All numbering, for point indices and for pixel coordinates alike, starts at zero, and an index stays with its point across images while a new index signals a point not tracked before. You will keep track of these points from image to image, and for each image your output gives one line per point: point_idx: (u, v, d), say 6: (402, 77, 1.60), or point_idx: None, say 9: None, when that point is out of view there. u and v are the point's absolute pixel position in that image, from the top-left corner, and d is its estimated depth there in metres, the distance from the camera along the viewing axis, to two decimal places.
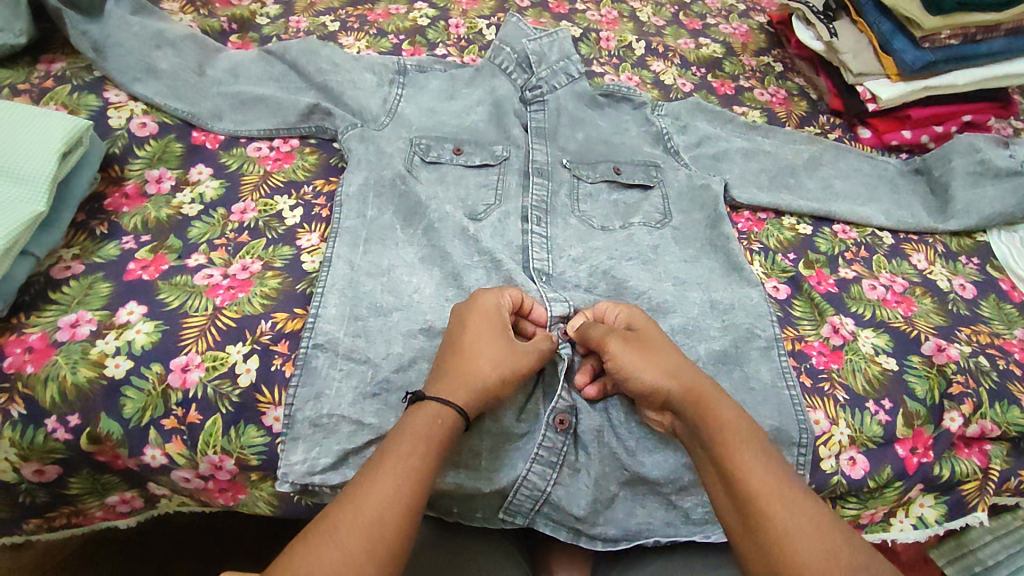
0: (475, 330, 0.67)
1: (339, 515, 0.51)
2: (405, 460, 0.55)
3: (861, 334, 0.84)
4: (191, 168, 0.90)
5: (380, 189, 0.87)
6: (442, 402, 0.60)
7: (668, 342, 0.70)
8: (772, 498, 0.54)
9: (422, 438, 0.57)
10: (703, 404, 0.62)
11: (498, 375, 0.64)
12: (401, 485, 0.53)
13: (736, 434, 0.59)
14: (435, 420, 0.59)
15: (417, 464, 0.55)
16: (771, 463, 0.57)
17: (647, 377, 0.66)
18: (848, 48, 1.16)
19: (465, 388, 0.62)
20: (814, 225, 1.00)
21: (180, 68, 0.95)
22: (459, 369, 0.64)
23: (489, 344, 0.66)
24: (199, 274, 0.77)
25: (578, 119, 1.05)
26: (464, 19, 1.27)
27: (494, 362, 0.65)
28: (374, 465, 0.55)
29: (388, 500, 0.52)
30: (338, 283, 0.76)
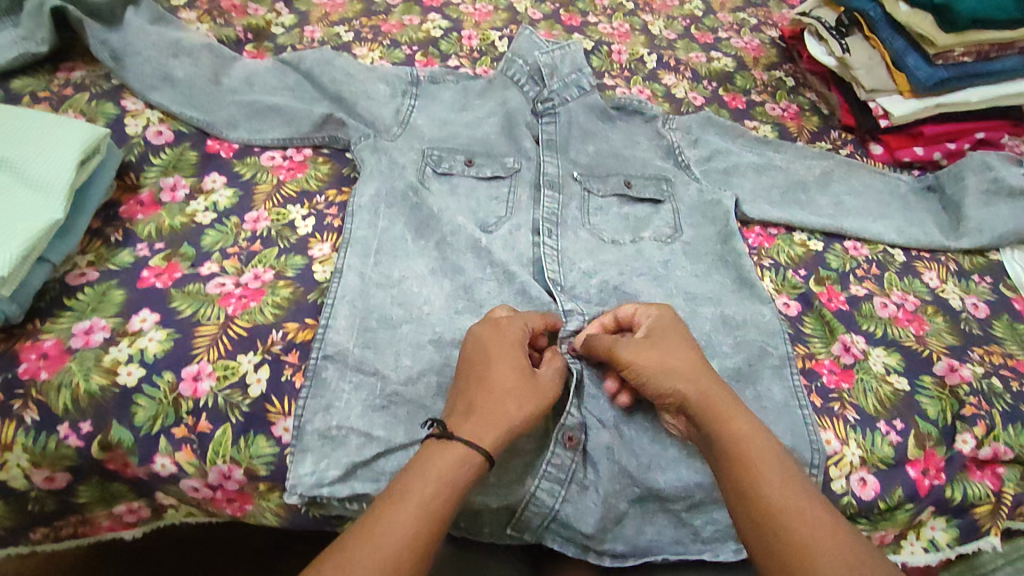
0: (503, 366, 0.66)
1: (358, 547, 0.51)
2: (423, 494, 0.55)
3: (872, 352, 0.83)
4: (205, 176, 0.90)
5: (391, 200, 0.87)
6: (472, 443, 0.60)
7: (686, 342, 0.71)
8: (795, 510, 0.55)
9: (445, 477, 0.57)
10: (720, 413, 0.63)
11: (523, 416, 0.64)
12: (420, 521, 0.54)
13: (754, 443, 0.60)
14: (462, 460, 0.59)
15: (436, 500, 0.55)
16: (790, 476, 0.58)
17: (665, 382, 0.67)
18: (861, 63, 1.16)
19: (496, 428, 0.62)
20: (825, 241, 0.99)
21: (196, 77, 0.96)
22: (488, 408, 0.63)
23: (515, 382, 0.65)
24: (211, 283, 0.77)
25: (589, 131, 1.05)
26: (476, 31, 1.27)
27: (520, 402, 0.64)
28: (391, 497, 0.55)
29: (406, 536, 0.53)
30: (349, 294, 0.77)
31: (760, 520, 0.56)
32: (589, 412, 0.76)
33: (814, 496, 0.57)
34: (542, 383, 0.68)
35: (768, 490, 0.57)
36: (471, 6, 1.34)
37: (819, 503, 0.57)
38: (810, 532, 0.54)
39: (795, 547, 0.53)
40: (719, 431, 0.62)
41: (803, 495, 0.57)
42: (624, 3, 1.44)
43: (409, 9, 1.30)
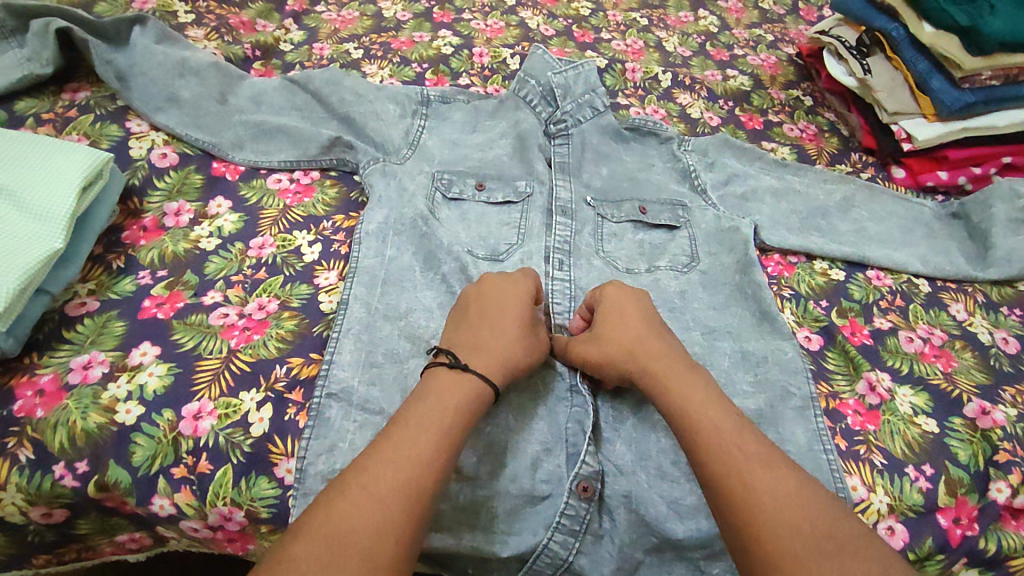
0: (514, 312, 0.71)
1: (373, 469, 0.53)
2: (437, 421, 0.58)
3: (898, 391, 0.80)
4: (211, 200, 0.88)
5: (399, 228, 0.85)
6: (485, 375, 0.64)
7: (639, 316, 0.74)
8: (737, 466, 0.56)
9: (456, 403, 0.60)
10: (665, 381, 0.66)
11: (527, 361, 0.69)
12: (433, 445, 0.56)
13: (698, 408, 0.62)
14: (476, 390, 0.62)
15: (447, 424, 0.58)
16: (737, 434, 0.59)
17: (611, 355, 0.71)
18: (882, 85, 1.13)
19: (504, 369, 0.66)
20: (847, 271, 0.96)
21: (202, 97, 0.95)
22: (498, 348, 0.67)
23: (523, 330, 0.70)
24: (214, 313, 0.75)
25: (602, 154, 1.03)
26: (488, 48, 1.25)
27: (525, 348, 0.70)
28: (403, 423, 0.58)
29: (420, 458, 0.55)
30: (355, 327, 0.74)
31: (710, 481, 0.57)
32: (605, 457, 0.73)
33: (768, 453, 0.57)
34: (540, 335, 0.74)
35: (714, 448, 0.58)
36: (482, 22, 1.32)
37: (766, 459, 0.56)
38: (757, 490, 0.54)
39: (740, 507, 0.53)
40: (665, 400, 0.64)
41: (751, 451, 0.57)
42: (637, 20, 1.41)
43: (419, 25, 1.28)
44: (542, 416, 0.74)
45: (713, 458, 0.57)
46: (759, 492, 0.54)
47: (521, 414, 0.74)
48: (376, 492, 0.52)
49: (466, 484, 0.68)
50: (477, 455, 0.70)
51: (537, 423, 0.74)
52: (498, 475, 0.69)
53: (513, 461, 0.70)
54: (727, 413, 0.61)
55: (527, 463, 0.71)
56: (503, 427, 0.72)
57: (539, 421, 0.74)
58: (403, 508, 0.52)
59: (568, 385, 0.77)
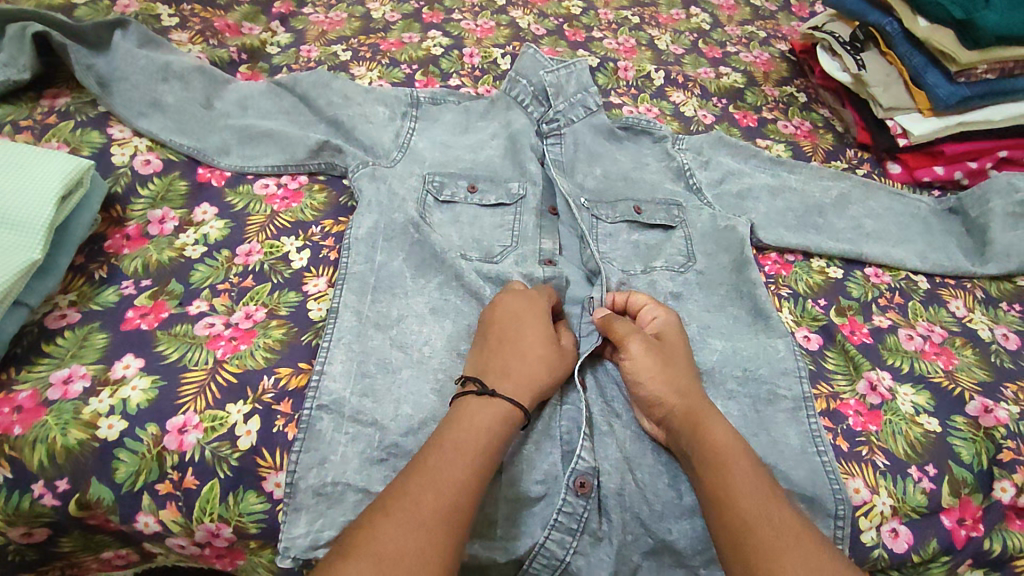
0: (534, 334, 0.70)
1: (421, 495, 0.53)
2: (476, 447, 0.58)
3: (899, 390, 0.79)
4: (196, 207, 0.86)
5: (390, 233, 0.83)
6: (512, 399, 0.64)
7: (687, 357, 0.73)
8: (760, 516, 0.56)
9: (488, 434, 0.60)
10: (697, 418, 0.66)
11: (552, 382, 0.69)
12: (473, 472, 0.57)
13: (734, 453, 0.62)
14: (505, 417, 0.62)
15: (484, 451, 0.59)
16: (760, 482, 0.60)
17: (664, 383, 0.68)
18: (877, 81, 1.13)
19: (531, 391, 0.66)
20: (845, 268, 0.95)
21: (187, 102, 0.93)
22: (523, 370, 0.67)
23: (542, 346, 0.69)
24: (199, 323, 0.73)
25: (595, 153, 1.01)
26: (478, 49, 1.24)
27: (549, 367, 0.69)
28: (440, 449, 0.58)
29: (462, 485, 0.55)
30: (345, 335, 0.72)
31: (723, 525, 0.57)
32: (600, 456, 0.70)
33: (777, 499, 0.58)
34: (563, 352, 0.73)
35: (744, 492, 0.58)
36: (473, 22, 1.30)
37: (789, 511, 0.58)
38: (778, 538, 0.55)
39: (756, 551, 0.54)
40: (697, 436, 0.64)
41: (774, 500, 0.58)
42: (628, 18, 1.40)
43: (408, 26, 1.26)
44: (534, 411, 0.71)
45: (741, 501, 0.58)
46: (779, 539, 0.55)
47: None
48: (417, 518, 0.52)
49: None
50: None
51: (528, 423, 0.71)
52: (493, 481, 0.67)
53: (507, 466, 0.68)
54: (751, 459, 0.62)
55: (522, 465, 0.68)
56: None
57: (530, 420, 0.71)
58: (452, 537, 0.52)
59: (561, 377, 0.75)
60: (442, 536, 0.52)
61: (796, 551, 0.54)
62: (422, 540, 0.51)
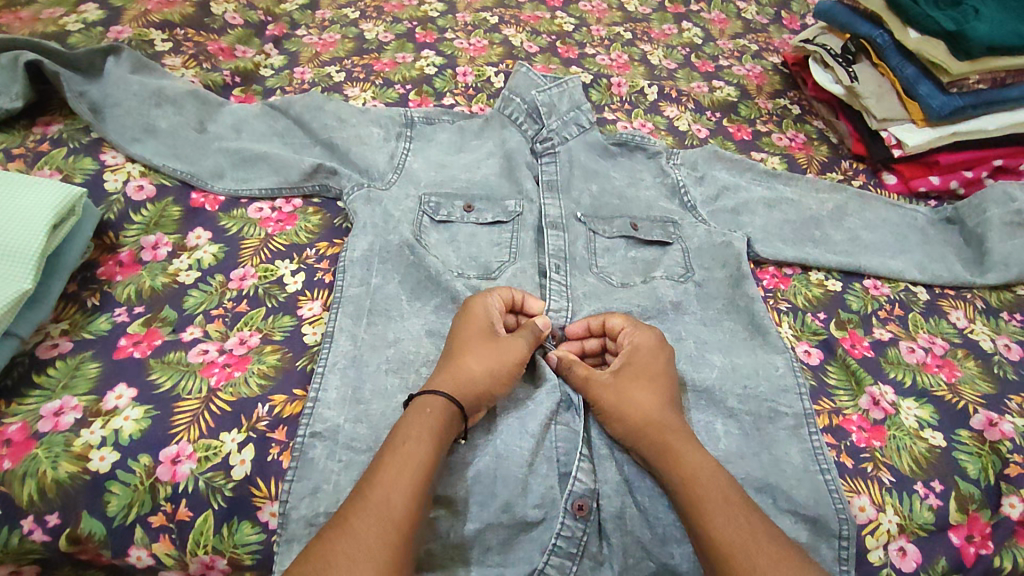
0: (466, 336, 0.71)
1: (355, 510, 0.54)
2: (406, 451, 0.59)
3: (902, 405, 0.78)
4: (189, 232, 0.86)
5: (385, 255, 0.83)
6: (431, 394, 0.64)
7: (663, 379, 0.71)
8: (744, 540, 0.57)
9: (419, 437, 0.60)
10: (670, 447, 0.65)
11: (486, 373, 0.68)
12: (409, 481, 0.57)
13: (708, 478, 0.62)
14: (426, 412, 0.62)
15: (415, 451, 0.59)
16: (739, 504, 0.60)
17: (630, 415, 0.68)
18: (870, 92, 1.14)
19: (457, 386, 0.66)
20: (843, 281, 0.95)
21: (180, 127, 0.93)
22: (449, 370, 0.68)
23: (472, 344, 0.70)
24: (194, 349, 0.72)
25: (591, 170, 1.02)
26: (472, 67, 1.24)
27: (479, 361, 0.68)
28: (377, 464, 0.58)
29: (393, 494, 0.55)
30: (340, 360, 0.72)
31: (707, 553, 0.58)
32: (600, 478, 0.69)
33: (756, 517, 0.59)
34: (509, 341, 0.72)
35: (722, 519, 0.59)
36: (466, 41, 1.31)
37: (768, 528, 0.59)
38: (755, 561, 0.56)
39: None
40: (671, 465, 0.64)
41: (754, 521, 0.59)
42: (621, 34, 1.41)
43: (402, 46, 1.27)
44: (530, 433, 0.69)
45: (720, 528, 0.58)
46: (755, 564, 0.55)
47: (511, 438, 0.69)
48: (356, 534, 0.52)
49: (456, 520, 0.65)
50: (466, 487, 0.66)
51: (524, 442, 0.69)
52: (489, 506, 0.65)
53: (502, 490, 0.66)
54: (724, 478, 0.63)
55: (518, 489, 0.66)
56: (492, 454, 0.68)
57: (525, 438, 0.69)
58: (381, 540, 0.53)
59: (559, 398, 0.73)
60: (371, 546, 0.52)
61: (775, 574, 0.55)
62: (351, 552, 0.51)
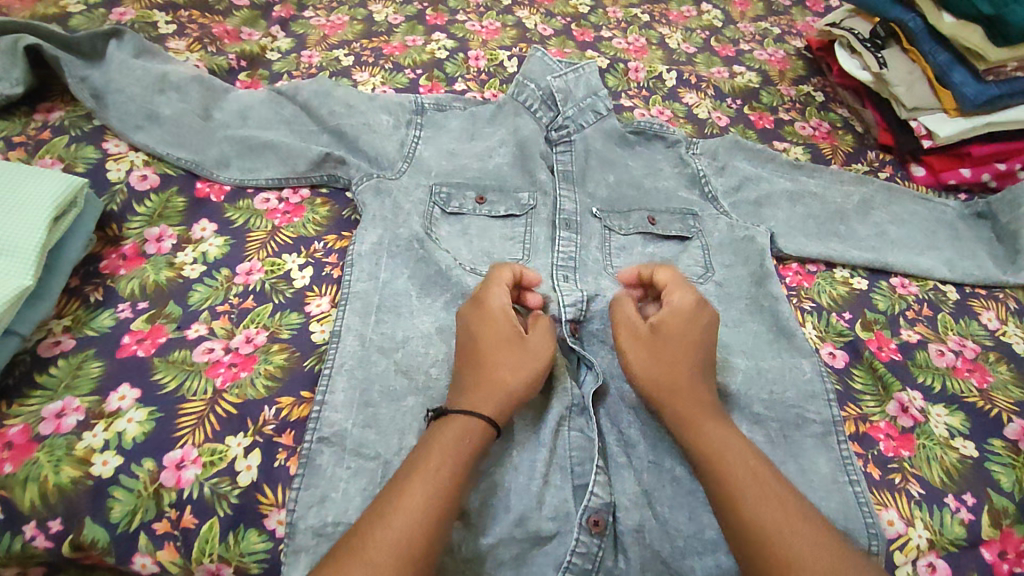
0: (490, 339, 0.67)
1: (379, 519, 0.53)
2: (438, 466, 0.56)
3: (931, 412, 0.75)
4: (194, 224, 0.83)
5: (394, 249, 0.81)
6: (472, 414, 0.61)
7: (694, 347, 0.67)
8: (776, 520, 0.54)
9: (459, 452, 0.58)
10: (693, 416, 0.63)
11: (520, 380, 0.65)
12: (434, 498, 0.54)
13: (733, 454, 0.59)
14: (462, 437, 0.59)
15: (445, 467, 0.57)
16: (770, 485, 0.57)
17: (656, 371, 0.66)
18: (900, 79, 1.08)
19: (493, 399, 0.63)
20: (869, 278, 0.92)
21: (184, 114, 0.90)
22: (481, 383, 0.64)
23: (500, 350, 0.66)
24: (198, 348, 0.70)
25: (608, 160, 0.99)
26: (484, 51, 1.20)
27: (512, 370, 0.65)
28: (399, 474, 0.57)
29: (428, 502, 0.54)
30: (347, 361, 0.69)
31: (739, 536, 0.55)
32: (616, 489, 0.66)
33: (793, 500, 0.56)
34: (535, 343, 0.69)
35: (755, 498, 0.56)
36: (477, 23, 1.26)
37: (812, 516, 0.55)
38: (794, 542, 0.53)
39: (777, 559, 0.52)
40: (692, 436, 0.62)
41: (789, 501, 0.56)
42: (638, 16, 1.36)
43: (412, 28, 1.23)
44: (543, 444, 0.67)
45: (752, 507, 0.55)
46: (792, 546, 0.52)
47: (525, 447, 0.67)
48: (373, 553, 0.50)
49: (469, 532, 0.62)
50: (480, 497, 0.63)
51: (537, 454, 0.66)
52: (503, 519, 0.63)
53: (515, 499, 0.64)
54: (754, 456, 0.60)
55: (532, 500, 0.64)
56: (506, 465, 0.65)
57: (539, 450, 0.66)
58: (401, 563, 0.50)
59: (570, 403, 0.70)
60: (404, 553, 0.51)
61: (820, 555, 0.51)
62: (379, 559, 0.50)
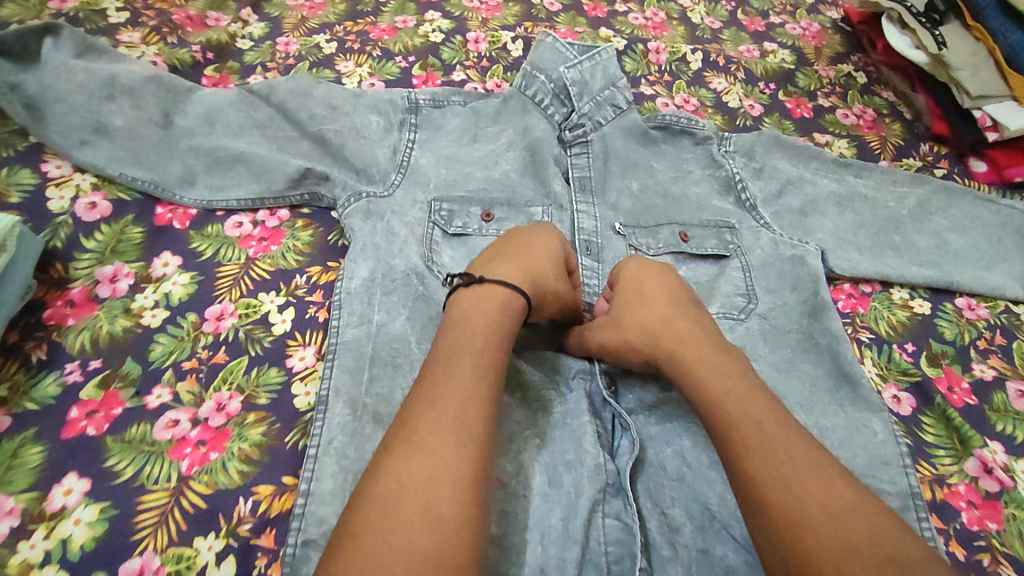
0: (544, 241, 0.64)
1: (419, 417, 0.46)
2: (476, 352, 0.51)
3: (1016, 470, 0.67)
4: (155, 258, 0.71)
5: (388, 284, 0.69)
6: (513, 285, 0.57)
7: (690, 328, 0.59)
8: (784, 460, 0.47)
9: (495, 331, 0.53)
10: (689, 363, 0.56)
11: (560, 285, 0.62)
12: (474, 379, 0.48)
13: (742, 392, 0.52)
14: (500, 315, 0.54)
15: (483, 352, 0.51)
16: (779, 424, 0.49)
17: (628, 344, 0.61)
18: (964, 61, 0.95)
19: (534, 280, 0.59)
20: (932, 299, 0.82)
21: (139, 123, 0.76)
22: (527, 261, 0.60)
23: (550, 251, 0.63)
24: (160, 421, 0.59)
25: (629, 162, 0.86)
26: (484, 32, 1.06)
27: (555, 269, 0.62)
28: (432, 368, 0.50)
29: (470, 385, 0.48)
30: (337, 438, 0.58)
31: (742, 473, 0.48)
32: None
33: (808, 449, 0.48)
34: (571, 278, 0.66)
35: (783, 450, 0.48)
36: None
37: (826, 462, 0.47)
38: (814, 493, 0.45)
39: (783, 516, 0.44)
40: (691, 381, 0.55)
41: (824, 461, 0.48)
42: None
43: (401, 7, 1.07)
44: (575, 538, 0.55)
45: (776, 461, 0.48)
46: (811, 500, 0.44)
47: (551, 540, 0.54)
48: (421, 443, 0.44)
49: None
50: None
51: (568, 551, 0.54)
52: None
53: None
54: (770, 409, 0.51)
55: None
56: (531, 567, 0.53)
57: (569, 547, 0.54)
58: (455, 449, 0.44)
59: (604, 483, 0.58)
60: (446, 457, 0.44)
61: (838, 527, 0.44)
62: (434, 460, 0.43)
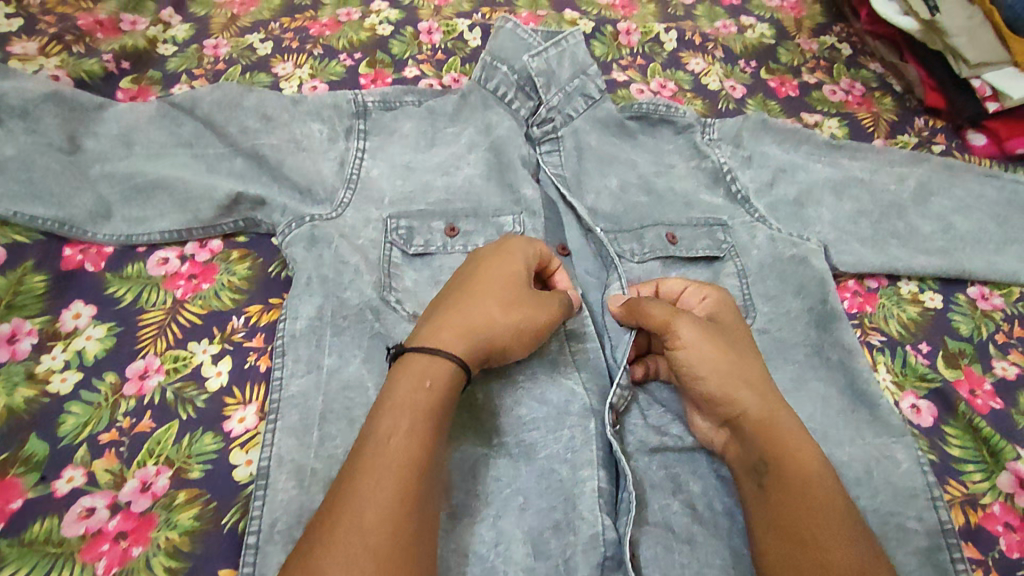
0: (491, 276, 0.53)
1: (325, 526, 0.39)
2: (394, 441, 0.43)
3: None
4: (64, 310, 0.62)
5: (339, 324, 0.60)
6: (435, 353, 0.47)
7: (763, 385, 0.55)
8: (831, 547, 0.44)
9: (414, 409, 0.44)
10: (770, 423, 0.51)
11: (509, 324, 0.51)
12: (390, 479, 0.41)
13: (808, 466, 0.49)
14: (424, 382, 0.45)
15: (401, 441, 0.42)
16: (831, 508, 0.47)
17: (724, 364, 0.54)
18: (959, 28, 0.87)
19: (466, 338, 0.49)
20: (943, 291, 0.75)
21: (35, 150, 0.64)
22: (461, 312, 0.50)
23: (496, 288, 0.52)
24: (72, 511, 0.51)
25: (606, 158, 0.77)
26: (437, 21, 0.95)
27: (503, 307, 0.52)
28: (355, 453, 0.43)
29: (382, 485, 0.40)
30: (280, 520, 0.50)
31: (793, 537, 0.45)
32: None
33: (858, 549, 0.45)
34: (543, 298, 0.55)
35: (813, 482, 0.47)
36: None
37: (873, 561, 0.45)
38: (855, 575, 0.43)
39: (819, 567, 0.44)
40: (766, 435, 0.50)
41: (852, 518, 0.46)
42: None
43: None
44: None
45: (810, 504, 0.46)
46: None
47: None
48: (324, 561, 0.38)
49: None
50: None
51: None
52: None
53: None
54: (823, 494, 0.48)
55: None
56: None
57: None
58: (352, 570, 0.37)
59: (601, 558, 0.51)
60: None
61: (838, 547, 0.44)
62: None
